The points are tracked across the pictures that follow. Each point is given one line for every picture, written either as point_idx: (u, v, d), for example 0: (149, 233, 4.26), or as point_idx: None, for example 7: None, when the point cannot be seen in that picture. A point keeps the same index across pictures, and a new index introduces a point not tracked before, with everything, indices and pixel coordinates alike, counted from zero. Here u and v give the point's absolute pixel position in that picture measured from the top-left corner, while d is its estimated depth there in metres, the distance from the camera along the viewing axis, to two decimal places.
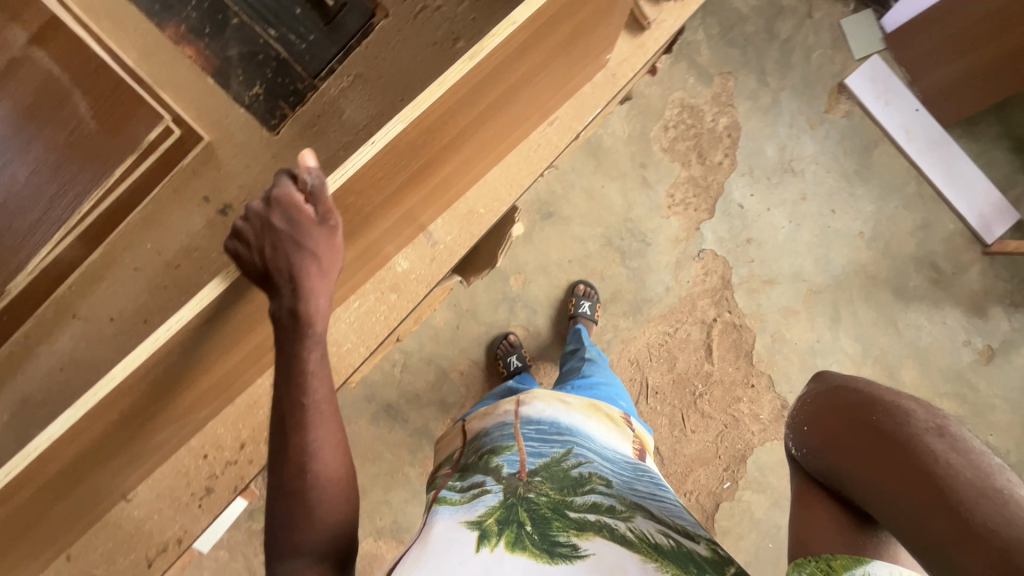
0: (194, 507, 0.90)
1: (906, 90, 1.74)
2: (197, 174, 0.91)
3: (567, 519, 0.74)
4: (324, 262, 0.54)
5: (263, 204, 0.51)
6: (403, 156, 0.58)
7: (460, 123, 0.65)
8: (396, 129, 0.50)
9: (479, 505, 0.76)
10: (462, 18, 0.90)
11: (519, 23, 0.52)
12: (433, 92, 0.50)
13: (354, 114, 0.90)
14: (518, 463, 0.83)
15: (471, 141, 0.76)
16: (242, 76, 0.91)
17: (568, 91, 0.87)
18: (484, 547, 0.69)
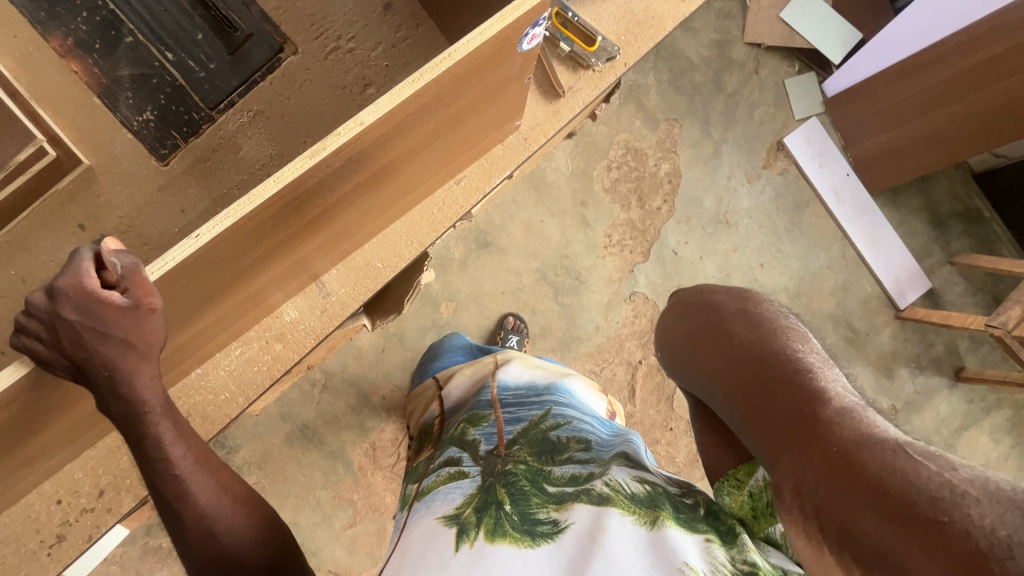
0: (41, 556, 0.83)
1: (838, 154, 1.81)
2: (73, 200, 0.84)
3: (547, 494, 0.65)
4: (142, 339, 0.53)
5: (47, 296, 0.50)
6: (257, 235, 0.56)
7: (336, 196, 0.61)
8: (225, 224, 0.49)
9: (457, 492, 0.71)
10: (375, 64, 0.88)
11: (367, 124, 0.50)
12: (265, 190, 0.49)
13: (252, 151, 0.86)
14: (493, 436, 0.80)
15: (364, 205, 0.71)
16: (132, 99, 0.85)
17: (476, 154, 0.85)
18: (464, 545, 0.61)
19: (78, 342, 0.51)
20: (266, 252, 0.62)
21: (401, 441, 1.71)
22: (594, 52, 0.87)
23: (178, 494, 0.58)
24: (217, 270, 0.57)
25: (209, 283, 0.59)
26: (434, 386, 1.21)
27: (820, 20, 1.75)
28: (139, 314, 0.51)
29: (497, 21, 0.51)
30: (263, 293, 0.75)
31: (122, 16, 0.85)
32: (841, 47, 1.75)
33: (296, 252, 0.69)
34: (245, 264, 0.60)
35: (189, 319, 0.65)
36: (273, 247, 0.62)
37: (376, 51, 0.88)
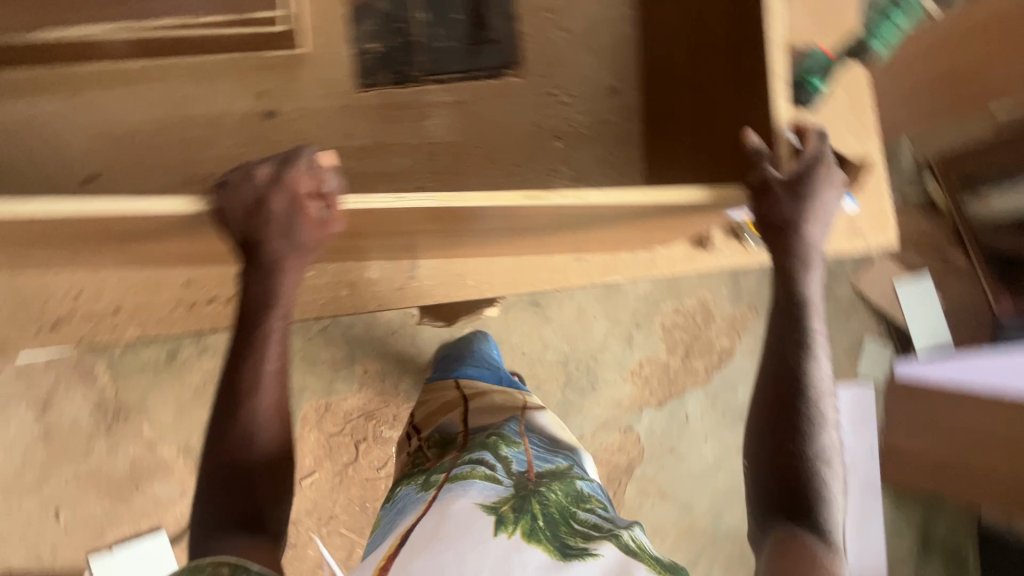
0: (34, 330, 0.84)
1: (875, 433, 1.72)
2: (270, 70, 0.90)
3: (574, 527, 0.67)
4: (311, 244, 0.59)
5: (269, 177, 0.56)
6: (430, 219, 0.62)
7: (501, 225, 0.67)
8: (425, 203, 0.55)
9: (491, 490, 0.70)
10: (575, 127, 0.94)
11: (586, 202, 0.59)
12: (474, 201, 0.56)
13: (434, 128, 0.92)
14: (524, 463, 0.79)
15: (507, 237, 0.77)
16: (370, 28, 0.92)
17: (608, 250, 0.91)
18: (502, 533, 0.64)
19: (265, 226, 0.57)
20: (413, 228, 0.66)
21: None
22: (754, 232, 0.92)
23: (258, 383, 0.61)
24: (376, 221, 0.61)
25: (362, 224, 0.63)
26: (454, 391, 1.08)
27: None
28: (322, 226, 0.58)
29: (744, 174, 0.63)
30: (370, 249, 0.79)
31: None
32: None
33: (434, 239, 0.75)
34: (397, 228, 0.66)
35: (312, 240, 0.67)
36: (424, 226, 0.67)
37: (582, 117, 0.94)
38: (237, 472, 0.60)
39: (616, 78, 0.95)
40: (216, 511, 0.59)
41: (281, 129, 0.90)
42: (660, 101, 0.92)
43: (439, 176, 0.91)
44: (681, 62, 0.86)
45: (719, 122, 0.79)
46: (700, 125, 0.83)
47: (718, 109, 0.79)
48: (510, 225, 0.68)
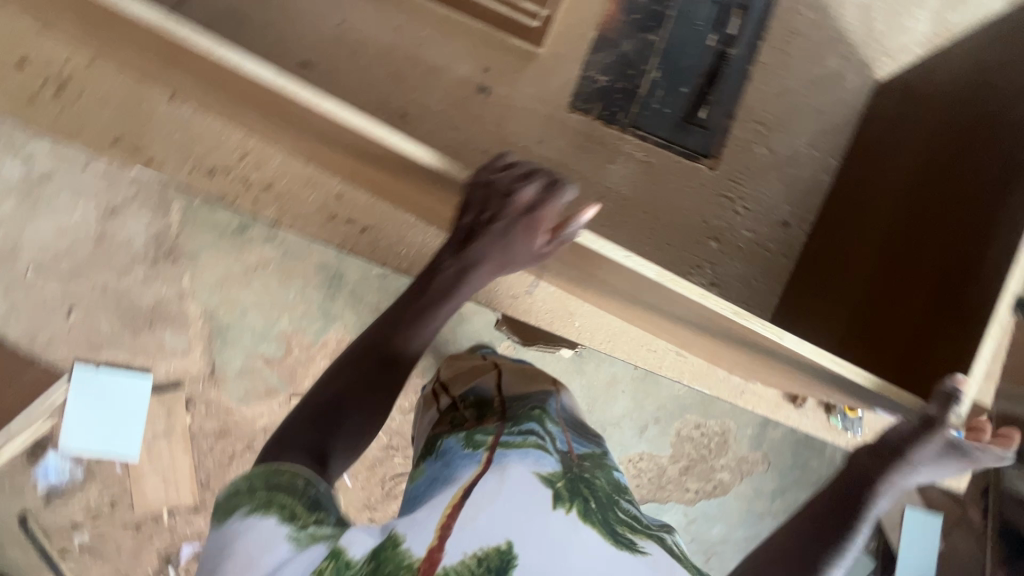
0: (182, 167, 0.83)
1: None
2: (504, 54, 0.94)
3: (627, 513, 0.56)
4: (520, 255, 0.61)
5: (533, 184, 0.60)
6: (621, 279, 0.66)
7: (667, 308, 0.71)
8: (648, 272, 0.59)
9: (541, 457, 0.58)
10: (735, 238, 0.96)
11: (781, 341, 0.62)
12: (692, 291, 0.59)
13: (616, 174, 0.95)
14: (567, 442, 0.65)
15: (646, 312, 0.79)
16: (606, 62, 0.95)
17: (713, 358, 0.91)
18: (559, 509, 0.52)
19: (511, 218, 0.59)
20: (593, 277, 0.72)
21: None
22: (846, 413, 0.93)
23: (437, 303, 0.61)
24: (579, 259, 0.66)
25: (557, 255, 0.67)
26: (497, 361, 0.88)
27: None
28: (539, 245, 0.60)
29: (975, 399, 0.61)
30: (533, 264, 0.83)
31: (668, 23, 0.96)
32: None
33: (589, 285, 0.77)
34: (579, 264, 0.69)
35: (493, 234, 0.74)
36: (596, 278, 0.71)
37: (746, 231, 0.96)
38: (378, 365, 0.59)
39: (791, 215, 0.97)
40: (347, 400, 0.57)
41: (487, 108, 0.93)
42: (837, 249, 0.92)
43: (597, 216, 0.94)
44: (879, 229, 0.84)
45: (914, 299, 0.74)
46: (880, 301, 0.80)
47: (913, 287, 0.75)
48: (671, 311, 0.72)
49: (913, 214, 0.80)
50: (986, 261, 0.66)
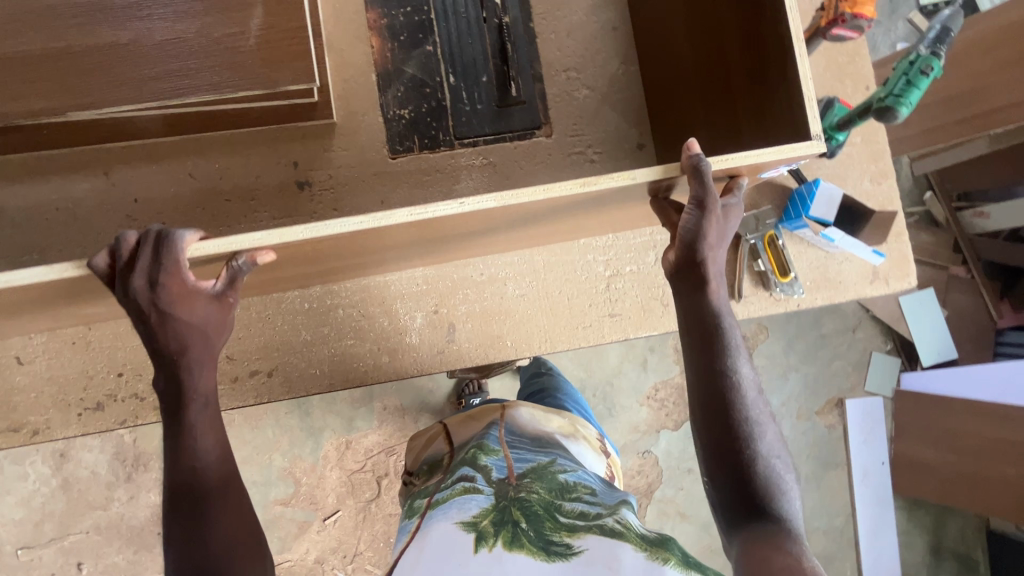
0: (72, 412, 0.84)
1: (884, 441, 1.88)
2: (302, 140, 0.92)
3: (559, 522, 0.70)
4: (211, 318, 0.66)
5: (146, 283, 0.61)
6: (484, 221, 0.72)
7: (537, 222, 0.79)
8: (488, 203, 0.65)
9: (472, 505, 0.74)
10: None
11: (634, 181, 0.67)
12: (535, 193, 0.65)
13: (466, 191, 0.93)
14: (506, 469, 0.81)
15: (528, 232, 0.84)
16: (399, 94, 0.93)
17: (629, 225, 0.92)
18: (483, 548, 0.67)
19: (152, 308, 0.62)
20: (474, 231, 0.78)
21: (373, 455, 1.69)
22: (782, 282, 0.94)
23: (197, 395, 0.66)
24: (441, 226, 0.71)
25: (407, 229, 0.71)
26: (440, 427, 1.06)
27: (929, 321, 1.85)
28: (217, 303, 0.66)
29: (774, 153, 0.65)
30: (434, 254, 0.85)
31: (434, 28, 0.94)
32: (934, 354, 1.85)
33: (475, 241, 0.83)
34: (442, 232, 0.74)
35: (358, 257, 0.77)
36: (460, 233, 0.76)
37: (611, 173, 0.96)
38: (186, 507, 0.63)
39: (642, 135, 0.97)
40: (179, 553, 0.61)
41: (317, 197, 0.91)
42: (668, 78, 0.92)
43: None
44: (686, 50, 0.86)
45: (732, 85, 0.79)
46: (715, 127, 0.84)
47: (729, 78, 0.79)
48: (540, 221, 0.79)
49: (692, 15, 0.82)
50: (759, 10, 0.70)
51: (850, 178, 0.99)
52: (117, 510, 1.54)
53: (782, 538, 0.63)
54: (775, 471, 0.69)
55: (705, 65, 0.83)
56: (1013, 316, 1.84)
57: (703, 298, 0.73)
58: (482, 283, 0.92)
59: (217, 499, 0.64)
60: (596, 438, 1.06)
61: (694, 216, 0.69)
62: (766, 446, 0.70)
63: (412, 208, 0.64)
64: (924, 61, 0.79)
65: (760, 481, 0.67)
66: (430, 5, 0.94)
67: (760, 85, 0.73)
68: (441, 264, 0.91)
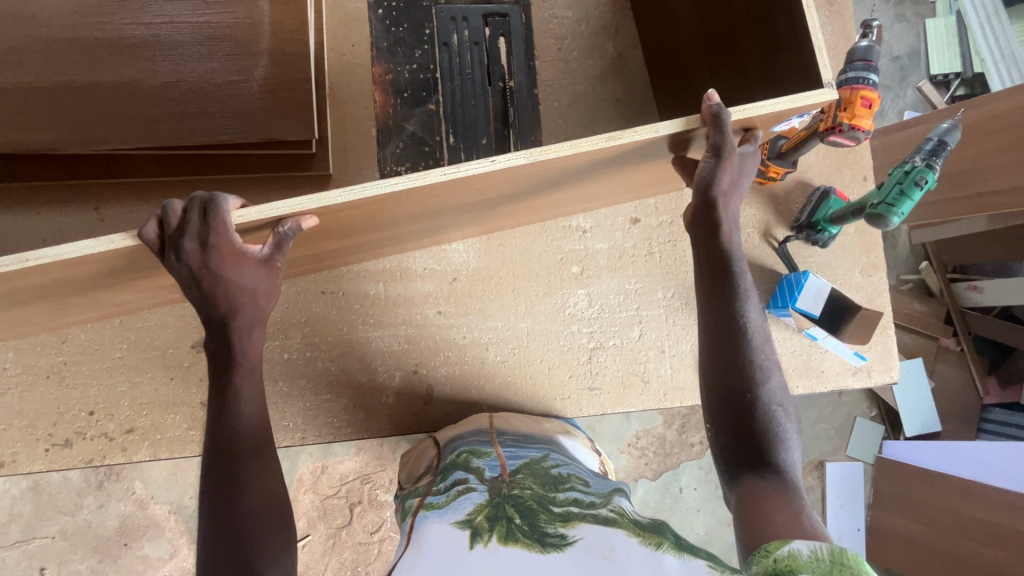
0: (39, 447, 0.83)
1: (861, 508, 1.86)
2: (297, 187, 0.93)
3: (554, 512, 0.63)
4: (260, 290, 0.59)
5: (196, 247, 0.55)
6: (509, 180, 0.71)
7: (559, 182, 0.78)
8: (518, 160, 0.63)
9: (464, 503, 0.67)
10: (596, 258, 0.95)
11: (658, 133, 0.65)
12: (561, 148, 0.63)
13: (455, 253, 0.93)
14: (498, 467, 0.74)
15: (537, 200, 0.84)
16: (398, 149, 0.93)
17: (640, 193, 0.94)
18: (477, 543, 0.58)
19: (204, 272, 0.56)
20: (430, 210, 0.75)
21: (348, 481, 1.68)
22: None
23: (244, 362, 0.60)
24: (405, 200, 0.66)
25: (380, 210, 0.66)
26: (430, 440, 0.89)
27: (915, 391, 1.86)
28: (266, 270, 0.59)
29: (789, 101, 0.63)
30: (402, 240, 0.86)
31: (439, 87, 0.95)
32: (918, 425, 1.85)
33: (493, 209, 0.84)
34: (465, 197, 0.74)
35: (353, 227, 0.74)
36: (488, 197, 0.78)
37: (601, 245, 0.95)
38: (222, 470, 0.58)
39: (637, 210, 0.97)
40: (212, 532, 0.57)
41: None
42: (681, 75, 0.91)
43: (455, 300, 0.92)
44: (698, 51, 0.84)
45: (748, 82, 0.78)
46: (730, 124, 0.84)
47: (744, 77, 0.78)
48: (558, 182, 0.78)
49: (702, 19, 0.80)
50: (773, 13, 0.68)
51: (840, 268, 0.99)
52: (84, 518, 1.52)
53: (781, 487, 0.66)
54: (780, 420, 0.70)
55: (726, 74, 0.81)
56: (998, 394, 1.85)
57: (719, 245, 0.73)
58: (464, 346, 0.91)
59: (251, 472, 0.59)
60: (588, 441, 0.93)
61: (710, 164, 0.68)
62: (773, 397, 0.71)
63: (444, 168, 0.62)
64: (918, 172, 0.79)
65: (765, 432, 0.69)
66: (436, 64, 0.95)
67: (773, 74, 0.72)
68: (424, 324, 0.91)
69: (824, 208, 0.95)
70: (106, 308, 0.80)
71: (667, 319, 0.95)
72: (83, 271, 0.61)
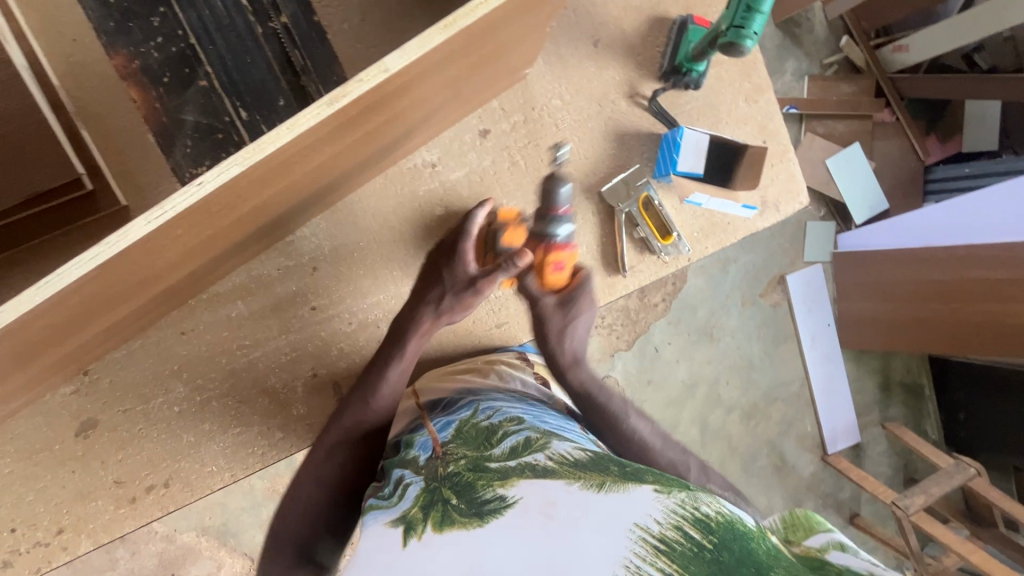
0: None
1: (828, 304, 1.90)
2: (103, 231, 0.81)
3: (491, 474, 0.57)
4: None
5: None
6: (262, 182, 0.52)
7: (350, 139, 0.58)
8: (231, 172, 0.44)
9: (403, 499, 0.60)
10: (458, 190, 0.85)
11: (391, 73, 0.45)
12: (278, 138, 0.44)
13: (304, 240, 0.83)
14: (431, 444, 0.68)
15: (359, 156, 0.68)
16: (189, 148, 0.80)
17: (475, 104, 0.80)
18: (412, 539, 0.53)
19: None
20: (212, 237, 0.60)
21: None
22: (666, 244, 0.87)
23: None
24: (160, 255, 0.55)
25: (136, 269, 0.54)
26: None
27: (857, 177, 1.82)
28: None
29: None
30: (238, 254, 0.75)
31: (201, 54, 0.79)
32: (866, 209, 1.83)
33: (306, 190, 0.67)
34: (245, 208, 0.58)
35: (145, 281, 0.60)
36: (285, 189, 0.61)
37: (457, 174, 0.84)
38: None
39: (484, 119, 0.84)
40: None
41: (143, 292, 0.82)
42: None
43: (325, 289, 0.84)
44: None
45: None
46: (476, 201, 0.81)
47: None
48: (355, 137, 0.60)
49: None
50: None
51: (722, 104, 0.89)
52: (124, 568, 1.54)
53: None
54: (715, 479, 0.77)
55: None
56: (940, 151, 1.82)
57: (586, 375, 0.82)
58: (355, 332, 0.85)
59: None
60: (514, 357, 0.89)
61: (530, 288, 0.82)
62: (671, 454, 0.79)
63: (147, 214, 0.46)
64: None
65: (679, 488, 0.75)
66: (185, 28, 0.79)
67: None
68: (304, 325, 0.84)
69: (684, 48, 0.84)
70: None
71: None
72: None
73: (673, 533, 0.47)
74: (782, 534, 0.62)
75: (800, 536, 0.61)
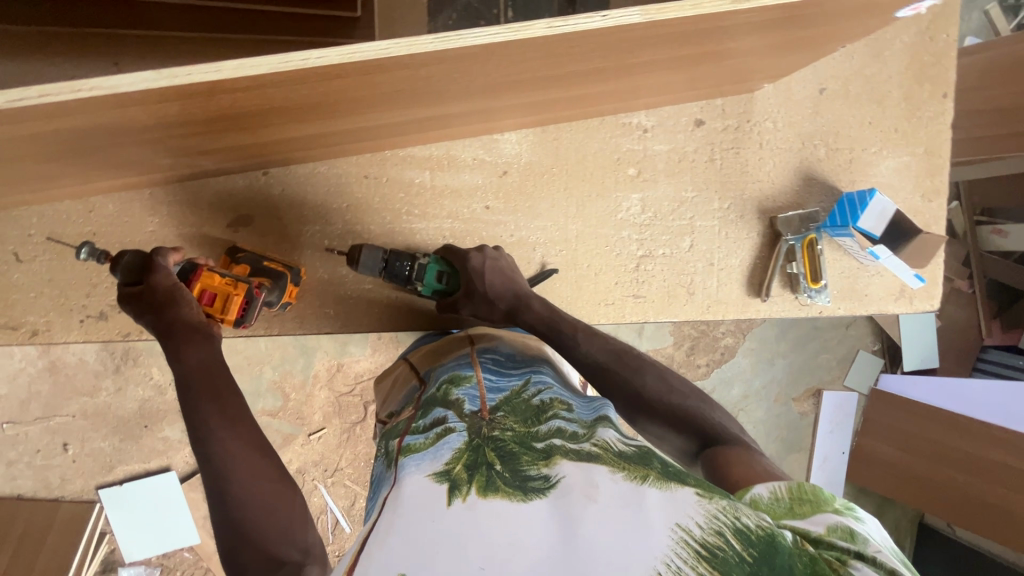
0: (74, 318, 0.82)
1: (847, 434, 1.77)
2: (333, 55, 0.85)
3: (537, 451, 0.49)
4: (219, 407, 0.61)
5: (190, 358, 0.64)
6: (603, 48, 0.54)
7: (659, 54, 0.61)
8: (631, 18, 0.46)
9: (442, 448, 0.51)
10: (654, 161, 0.90)
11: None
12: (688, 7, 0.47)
13: (507, 144, 0.87)
14: (480, 400, 0.59)
15: (624, 81, 0.71)
16: (452, 20, 0.97)
17: (708, 92, 0.86)
18: (456, 500, 0.44)
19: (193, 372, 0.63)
20: (491, 83, 0.60)
21: (364, 380, 1.53)
22: (812, 288, 0.91)
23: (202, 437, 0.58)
24: (460, 78, 0.55)
25: (430, 82, 0.54)
26: (405, 367, 0.82)
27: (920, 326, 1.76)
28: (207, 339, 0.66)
29: None
30: (448, 123, 0.76)
31: None
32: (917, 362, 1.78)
33: (567, 91, 0.71)
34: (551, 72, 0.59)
35: (418, 90, 0.57)
36: (574, 72, 0.62)
37: (661, 147, 0.90)
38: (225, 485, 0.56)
39: (703, 111, 0.90)
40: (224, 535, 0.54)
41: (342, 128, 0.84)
42: None
43: (505, 196, 0.87)
44: None
45: None
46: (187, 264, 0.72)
47: None
48: (660, 56, 0.62)
49: None
50: None
51: (901, 189, 0.95)
52: None
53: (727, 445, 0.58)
54: (686, 399, 0.65)
55: None
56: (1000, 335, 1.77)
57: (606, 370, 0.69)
58: (510, 245, 0.88)
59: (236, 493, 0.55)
60: None
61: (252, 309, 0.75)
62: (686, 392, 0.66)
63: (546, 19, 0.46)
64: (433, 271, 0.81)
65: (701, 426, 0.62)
66: None
67: None
68: (470, 219, 0.87)
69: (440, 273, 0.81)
70: (139, 177, 0.76)
71: (720, 232, 0.92)
72: (111, 130, 0.54)
73: (716, 540, 0.38)
74: (781, 513, 0.45)
75: (804, 511, 0.44)
